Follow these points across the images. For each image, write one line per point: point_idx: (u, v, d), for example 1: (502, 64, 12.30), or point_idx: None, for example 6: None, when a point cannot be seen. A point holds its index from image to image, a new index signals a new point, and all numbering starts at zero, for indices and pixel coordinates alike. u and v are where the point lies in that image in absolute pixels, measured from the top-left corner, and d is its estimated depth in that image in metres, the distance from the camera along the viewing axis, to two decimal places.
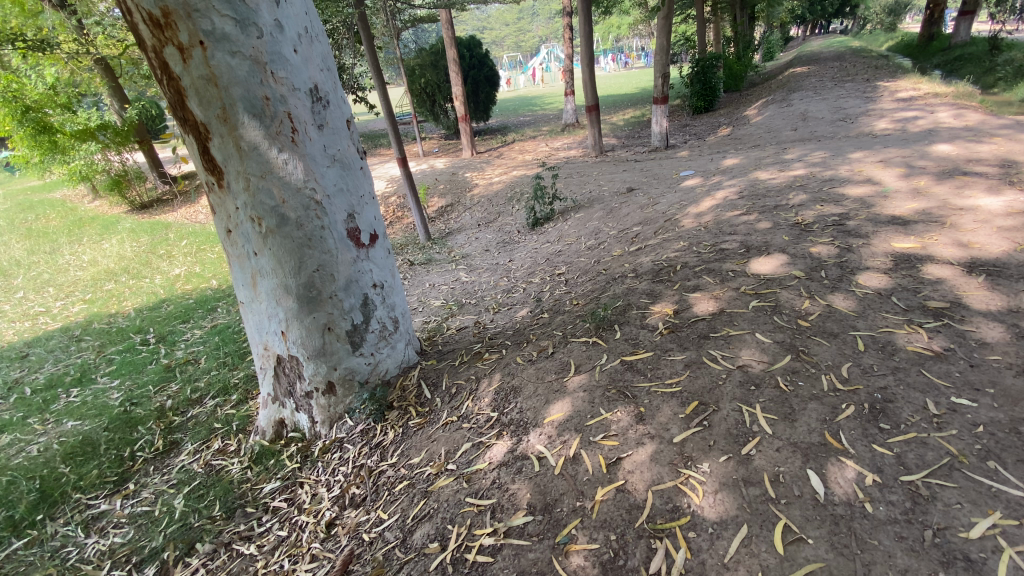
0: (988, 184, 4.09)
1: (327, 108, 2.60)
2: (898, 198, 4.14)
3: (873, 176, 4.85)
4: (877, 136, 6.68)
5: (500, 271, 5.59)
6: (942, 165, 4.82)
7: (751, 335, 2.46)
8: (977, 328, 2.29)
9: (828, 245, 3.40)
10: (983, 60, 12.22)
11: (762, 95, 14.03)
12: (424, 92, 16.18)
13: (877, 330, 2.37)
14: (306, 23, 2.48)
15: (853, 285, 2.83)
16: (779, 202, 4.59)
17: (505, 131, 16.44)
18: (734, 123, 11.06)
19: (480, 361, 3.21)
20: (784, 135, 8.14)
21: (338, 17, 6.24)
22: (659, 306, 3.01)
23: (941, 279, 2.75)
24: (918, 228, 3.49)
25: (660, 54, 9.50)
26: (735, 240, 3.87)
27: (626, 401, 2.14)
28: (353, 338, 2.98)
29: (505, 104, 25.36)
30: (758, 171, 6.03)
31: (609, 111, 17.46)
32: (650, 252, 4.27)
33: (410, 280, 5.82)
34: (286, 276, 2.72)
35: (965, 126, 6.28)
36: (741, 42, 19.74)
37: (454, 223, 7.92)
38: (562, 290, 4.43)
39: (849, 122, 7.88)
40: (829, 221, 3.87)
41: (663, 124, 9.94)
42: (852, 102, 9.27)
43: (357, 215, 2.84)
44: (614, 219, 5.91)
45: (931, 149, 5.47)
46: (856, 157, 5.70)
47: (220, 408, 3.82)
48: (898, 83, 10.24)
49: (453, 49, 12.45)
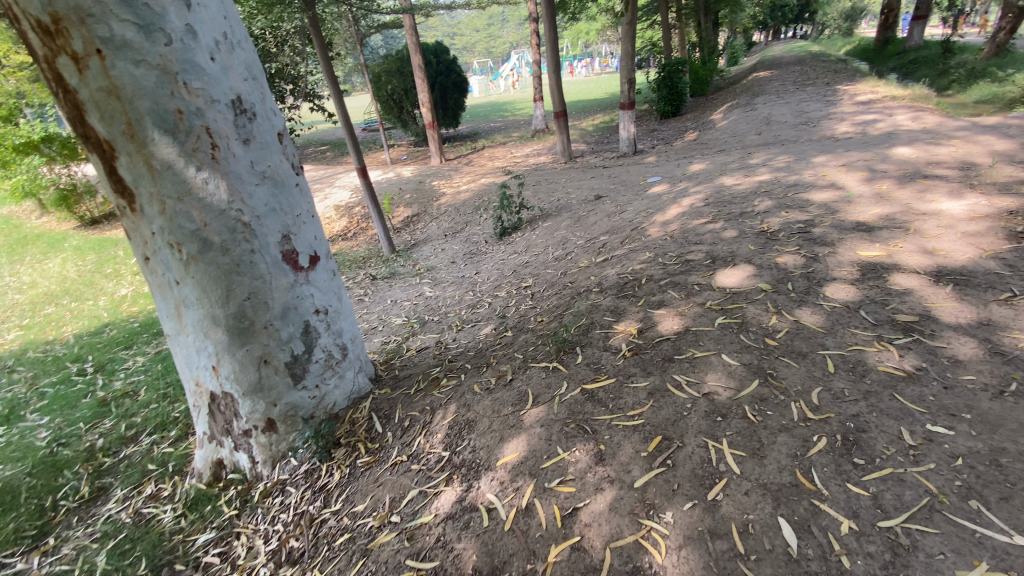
0: (949, 187, 4.09)
1: (254, 121, 2.36)
2: (862, 203, 4.10)
3: (836, 181, 4.83)
4: (839, 140, 6.73)
5: (465, 285, 5.37)
6: (903, 169, 4.83)
7: (718, 357, 2.31)
8: (947, 343, 2.20)
9: (793, 255, 3.31)
10: (937, 63, 12.63)
11: (727, 99, 14.21)
12: (390, 99, 15.86)
13: (846, 348, 2.25)
14: (224, 27, 2.24)
15: (820, 298, 2.72)
16: (745, 209, 4.51)
17: (475, 137, 16.25)
18: (701, 128, 11.13)
19: (437, 388, 2.98)
20: (749, 139, 8.18)
21: (286, 23, 5.82)
22: (624, 324, 2.84)
23: (908, 290, 2.67)
24: (883, 235, 3.43)
25: (625, 60, 9.47)
26: (701, 250, 3.75)
27: (585, 437, 1.96)
28: (294, 370, 2.74)
29: (476, 110, 25.20)
30: (723, 177, 5.98)
31: (579, 117, 17.47)
32: (616, 264, 4.12)
33: (371, 296, 5.55)
34: (213, 306, 2.46)
35: (922, 129, 6.37)
36: (706, 47, 20.08)
37: (420, 233, 7.67)
38: (527, 305, 4.24)
39: (811, 126, 7.95)
40: (794, 229, 3.80)
41: (630, 129, 9.91)
42: (813, 105, 9.40)
43: (294, 236, 2.60)
44: (582, 228, 5.76)
45: (892, 152, 5.50)
46: (820, 161, 5.71)
47: (156, 447, 3.49)
48: (857, 87, 10.47)
49: (418, 56, 12.21)
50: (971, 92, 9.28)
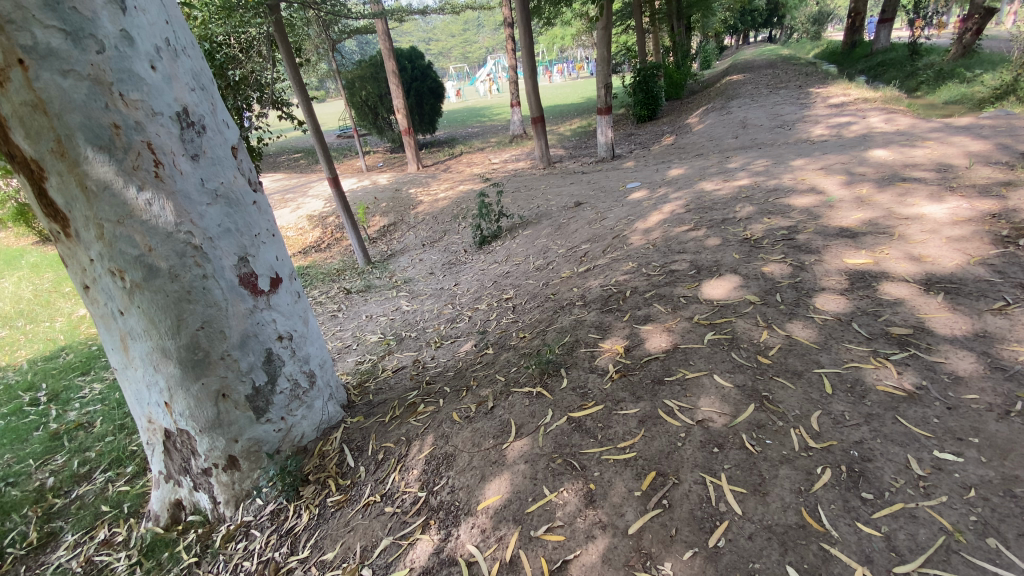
0: (929, 191, 4.07)
1: (203, 135, 2.16)
2: (844, 208, 4.06)
3: (816, 185, 4.80)
4: (814, 142, 6.75)
5: (444, 297, 5.18)
6: (881, 171, 4.83)
7: (710, 379, 2.19)
8: (945, 358, 2.11)
9: (779, 264, 3.23)
10: (904, 65, 12.95)
11: (702, 103, 14.32)
12: (365, 105, 15.55)
13: (842, 366, 2.15)
14: (167, 33, 2.04)
15: (811, 310, 2.63)
16: (727, 215, 4.44)
17: (452, 143, 16.06)
18: (678, 131, 11.17)
19: (413, 416, 2.80)
20: (726, 143, 8.19)
21: (244, 28, 5.54)
22: (610, 342, 2.70)
23: (900, 300, 2.59)
24: (868, 241, 3.37)
25: (601, 65, 9.42)
26: (685, 259, 3.64)
27: (573, 475, 1.80)
28: (256, 402, 2.55)
29: (452, 115, 25.02)
30: (703, 182, 5.93)
31: (557, 122, 17.44)
32: (599, 275, 3.99)
33: (345, 311, 5.30)
34: (163, 338, 2.25)
35: (896, 131, 6.43)
36: (679, 51, 20.28)
37: (397, 243, 7.44)
38: (508, 319, 4.08)
39: (787, 129, 7.99)
40: (778, 236, 3.73)
41: (608, 134, 9.86)
42: (787, 108, 9.49)
43: (252, 258, 2.41)
44: (563, 236, 5.63)
45: (869, 154, 5.52)
46: (798, 165, 5.70)
47: (112, 485, 3.17)
48: (829, 90, 10.62)
49: (392, 61, 11.97)
50: (939, 94, 9.48)
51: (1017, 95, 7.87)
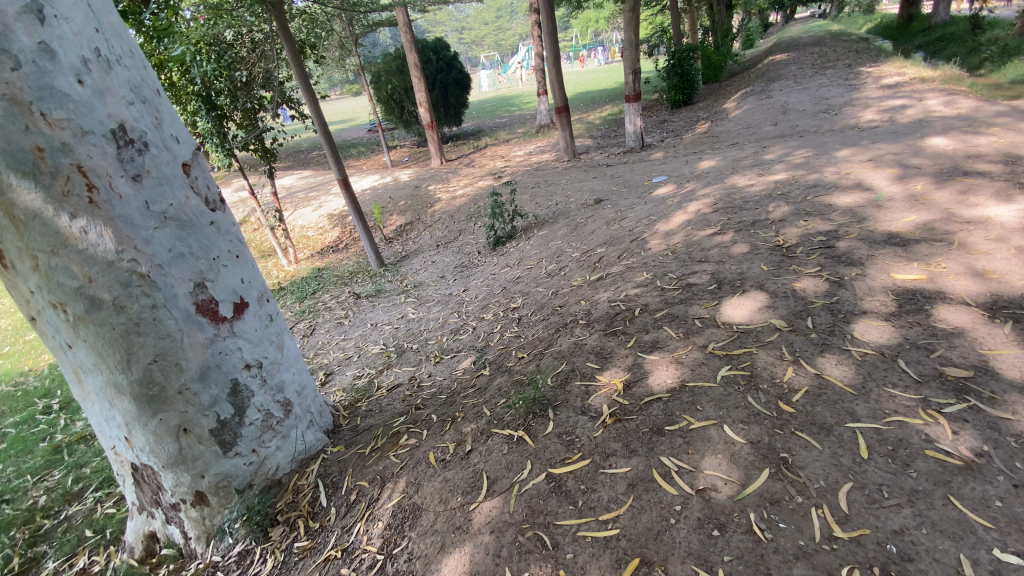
0: (996, 187, 3.51)
1: (145, 153, 2.00)
2: (893, 208, 3.55)
3: (862, 180, 4.27)
4: (862, 130, 6.11)
5: (452, 304, 4.95)
6: (939, 164, 4.25)
7: (718, 431, 1.84)
8: (1015, 413, 1.70)
9: (813, 280, 2.80)
10: (967, 39, 11.79)
11: (741, 86, 13.47)
12: (391, 99, 15.42)
13: (883, 421, 1.76)
14: (97, 42, 1.87)
15: (847, 341, 2.23)
16: (757, 217, 3.98)
17: (479, 135, 15.74)
18: (712, 118, 10.51)
19: (393, 449, 2.56)
20: (764, 130, 7.58)
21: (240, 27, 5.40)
22: (609, 374, 2.37)
23: (958, 329, 2.16)
24: (921, 251, 2.89)
25: (628, 50, 8.87)
26: (706, 271, 3.25)
27: (542, 556, 1.53)
28: (223, 436, 2.39)
29: (482, 106, 24.66)
30: (734, 177, 5.43)
31: (587, 110, 16.85)
32: (610, 286, 3.65)
33: (352, 317, 5.12)
34: (113, 372, 2.12)
35: (957, 114, 5.72)
36: (718, 31, 19.14)
37: (413, 244, 7.25)
38: (512, 332, 3.80)
39: (832, 115, 7.30)
40: (814, 243, 3.28)
41: (636, 123, 9.33)
42: (834, 91, 8.71)
43: (210, 283, 2.25)
44: (578, 238, 5.27)
45: (925, 143, 4.90)
46: (842, 156, 5.14)
47: (100, 507, 3.11)
48: (882, 69, 9.70)
49: (413, 54, 11.72)
50: (1008, 70, 8.52)
51: None
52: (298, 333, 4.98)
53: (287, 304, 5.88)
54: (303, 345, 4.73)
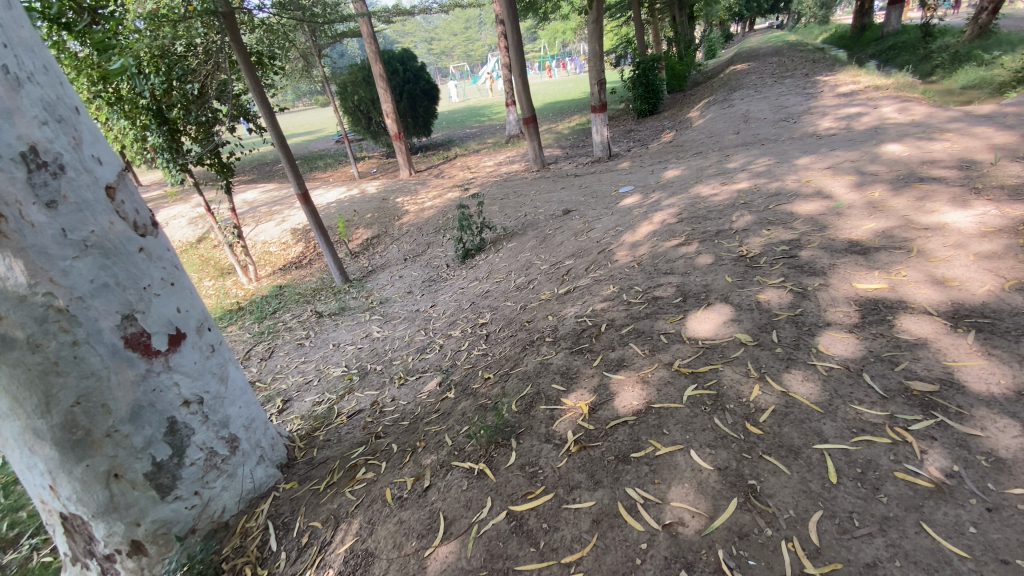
0: (950, 193, 3.59)
1: (61, 177, 1.84)
2: (853, 216, 3.59)
3: (822, 188, 4.32)
4: (821, 137, 6.24)
5: (418, 321, 4.80)
6: (896, 170, 4.34)
7: (685, 457, 1.76)
8: (982, 428, 1.68)
9: (778, 291, 2.78)
10: (917, 48, 12.29)
11: (705, 96, 13.72)
12: (358, 110, 15.18)
13: (851, 440, 1.71)
14: (4, 59, 1.73)
15: (812, 356, 2.19)
16: (721, 227, 3.98)
17: (448, 145, 15.63)
18: (678, 127, 10.66)
19: (350, 485, 2.41)
20: (727, 139, 7.70)
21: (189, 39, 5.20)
22: (574, 397, 2.28)
23: (920, 340, 2.15)
24: (881, 259, 2.91)
25: (593, 60, 8.93)
26: (671, 283, 3.21)
27: None
28: (159, 480, 2.20)
29: (452, 116, 24.57)
30: (699, 186, 5.46)
31: (556, 119, 16.94)
32: (578, 300, 3.57)
33: (314, 338, 4.92)
34: (30, 417, 1.93)
35: (910, 121, 5.90)
36: (682, 41, 19.56)
37: (380, 258, 7.07)
38: (479, 350, 3.68)
39: (792, 123, 7.46)
40: (777, 252, 3.28)
41: (603, 133, 9.38)
42: (793, 100, 8.93)
43: (141, 315, 2.07)
44: (547, 249, 5.20)
45: (882, 150, 5.02)
46: (803, 163, 5.22)
47: (32, 557, 2.84)
48: (837, 78, 10.02)
49: (379, 65, 11.55)
50: (956, 78, 8.87)
51: None
52: (256, 357, 4.75)
53: (245, 325, 5.61)
54: (261, 369, 4.51)
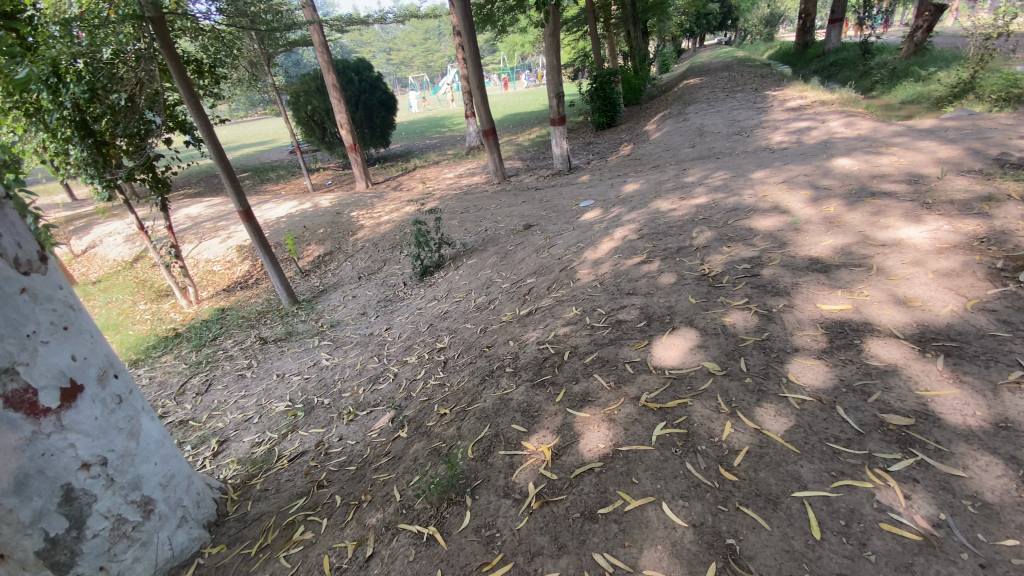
0: (903, 208, 3.63)
1: None
2: (811, 232, 3.58)
3: (779, 202, 4.33)
4: (774, 151, 6.36)
5: (371, 346, 4.50)
6: (848, 185, 4.40)
7: (657, 512, 1.60)
8: (964, 468, 1.59)
9: (743, 314, 2.68)
10: (857, 65, 12.91)
11: (661, 108, 13.97)
12: (311, 120, 14.67)
13: (831, 486, 1.59)
14: None
15: (783, 386, 2.08)
16: (682, 244, 3.91)
17: (407, 157, 15.31)
18: (636, 140, 10.77)
19: (285, 548, 2.12)
20: (684, 152, 7.78)
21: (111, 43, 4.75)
22: (535, 439, 2.07)
23: (890, 367, 2.08)
24: (843, 278, 2.87)
25: (551, 73, 8.88)
26: (635, 305, 3.07)
27: None
28: (54, 558, 1.87)
29: (411, 126, 24.23)
30: (659, 200, 5.42)
31: (516, 131, 16.91)
32: (539, 323, 3.38)
33: (257, 368, 4.54)
34: None
35: (857, 136, 6.08)
36: (637, 55, 19.96)
37: (332, 277, 6.70)
38: (435, 379, 3.43)
39: (745, 136, 7.60)
40: (740, 271, 3.20)
41: (562, 145, 9.33)
42: (745, 113, 9.15)
43: (23, 367, 1.77)
44: (507, 267, 5.01)
45: (833, 164, 5.11)
46: (759, 177, 5.26)
47: None
48: (785, 92, 10.36)
49: (331, 74, 11.16)
50: (895, 93, 9.31)
51: (975, 93, 7.67)
52: (191, 392, 4.33)
53: (181, 354, 5.15)
54: (195, 406, 4.10)
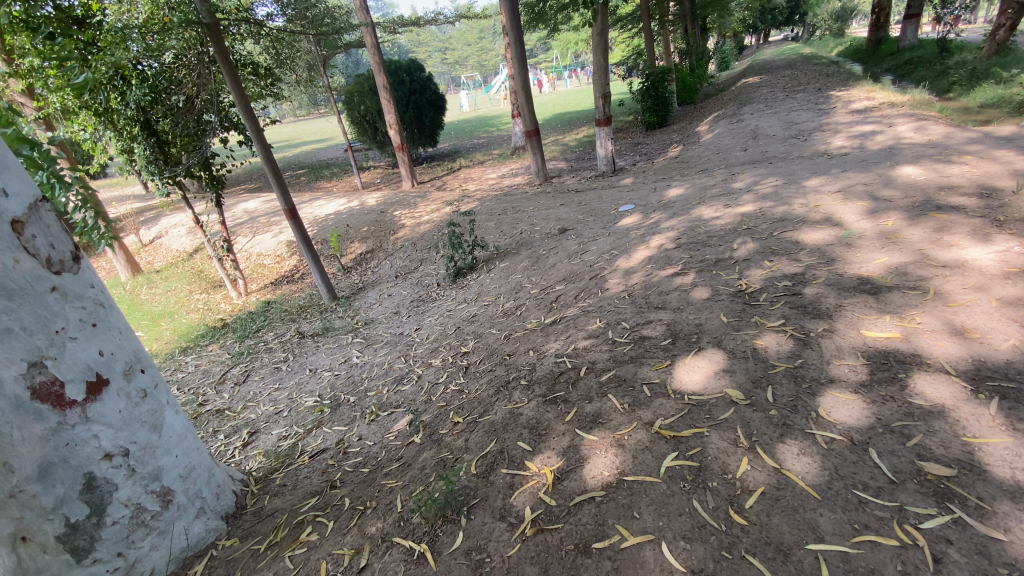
0: (970, 224, 3.29)
1: None
2: (863, 248, 3.30)
3: (831, 213, 4.03)
4: (832, 157, 5.94)
5: (400, 345, 4.55)
6: (911, 196, 4.04)
7: (655, 552, 1.50)
8: (1008, 532, 1.41)
9: (777, 337, 2.50)
10: (935, 63, 11.92)
11: (715, 108, 13.40)
12: (364, 120, 15.07)
13: (851, 541, 1.45)
14: None
15: (811, 422, 1.92)
16: (721, 255, 3.70)
17: (454, 156, 15.49)
18: (686, 141, 10.39)
19: (291, 548, 2.16)
20: (734, 156, 7.42)
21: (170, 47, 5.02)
22: (539, 460, 2.01)
23: (936, 408, 1.88)
24: (893, 301, 2.63)
25: (597, 73, 8.71)
26: (662, 321, 2.93)
27: None
28: (74, 542, 1.98)
29: (461, 125, 24.47)
30: (701, 207, 5.17)
31: (565, 130, 16.73)
32: (562, 334, 3.29)
33: (292, 362, 4.70)
34: None
35: (928, 142, 5.59)
36: (693, 53, 19.24)
37: (371, 274, 6.85)
38: (455, 385, 3.42)
39: (802, 140, 7.16)
40: (779, 288, 2.99)
41: (607, 147, 9.13)
42: (804, 116, 8.62)
43: (51, 361, 1.90)
44: (539, 272, 4.94)
45: (897, 172, 4.71)
46: (812, 185, 4.93)
47: None
48: (851, 93, 9.69)
49: (382, 75, 11.40)
50: (977, 94, 8.49)
51: None
52: (231, 382, 4.54)
53: (226, 344, 5.42)
54: (232, 396, 4.29)
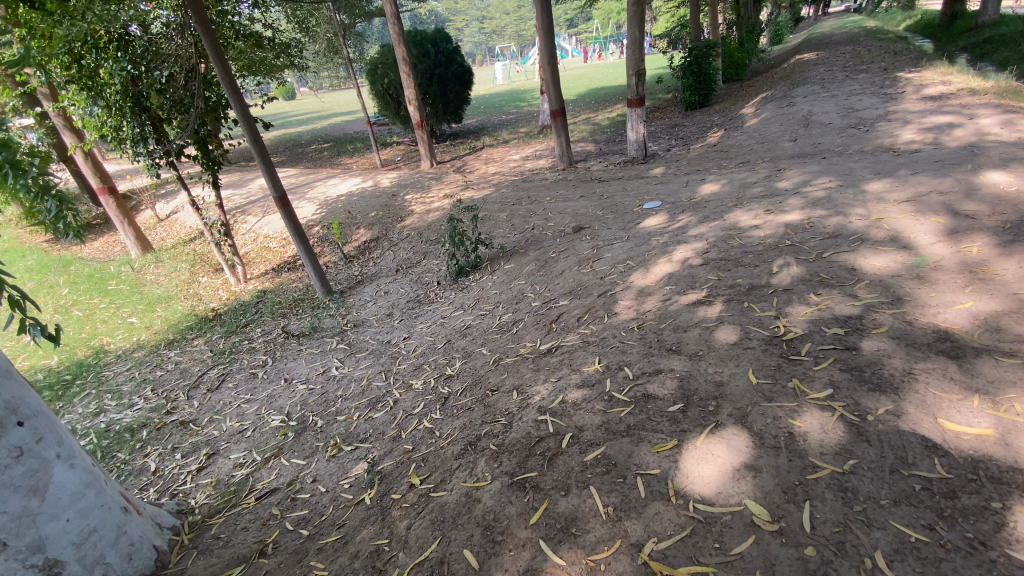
0: None
1: None
2: (940, 285, 2.61)
3: (898, 231, 3.30)
4: (899, 154, 5.08)
5: (384, 357, 4.11)
6: (1001, 213, 3.27)
7: None
8: None
9: (821, 418, 1.90)
10: (1021, 42, 10.48)
11: (764, 88, 12.24)
12: (387, 93, 14.45)
13: None
14: None
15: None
16: (755, 281, 3.06)
17: (479, 134, 14.81)
18: (727, 126, 9.47)
19: None
20: (781, 147, 6.57)
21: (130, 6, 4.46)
22: None
23: None
24: (984, 373, 1.99)
25: (632, 48, 7.85)
26: (673, 373, 2.35)
27: None
28: None
29: (492, 100, 23.57)
30: (738, 211, 4.46)
31: (598, 108, 15.78)
32: (553, 373, 2.76)
33: (269, 368, 4.33)
34: None
35: (1018, 140, 4.69)
36: (743, 26, 17.76)
37: (372, 266, 6.41)
38: (428, 422, 2.94)
39: (863, 131, 6.23)
40: (829, 339, 2.36)
41: (639, 130, 8.32)
42: (866, 100, 7.60)
43: None
44: (544, 279, 4.37)
45: (982, 179, 3.89)
46: (874, 190, 4.14)
47: None
48: (923, 75, 8.54)
49: (402, 46, 10.71)
50: None
51: None
52: (204, 387, 4.21)
53: (212, 339, 5.12)
54: (201, 405, 3.96)
